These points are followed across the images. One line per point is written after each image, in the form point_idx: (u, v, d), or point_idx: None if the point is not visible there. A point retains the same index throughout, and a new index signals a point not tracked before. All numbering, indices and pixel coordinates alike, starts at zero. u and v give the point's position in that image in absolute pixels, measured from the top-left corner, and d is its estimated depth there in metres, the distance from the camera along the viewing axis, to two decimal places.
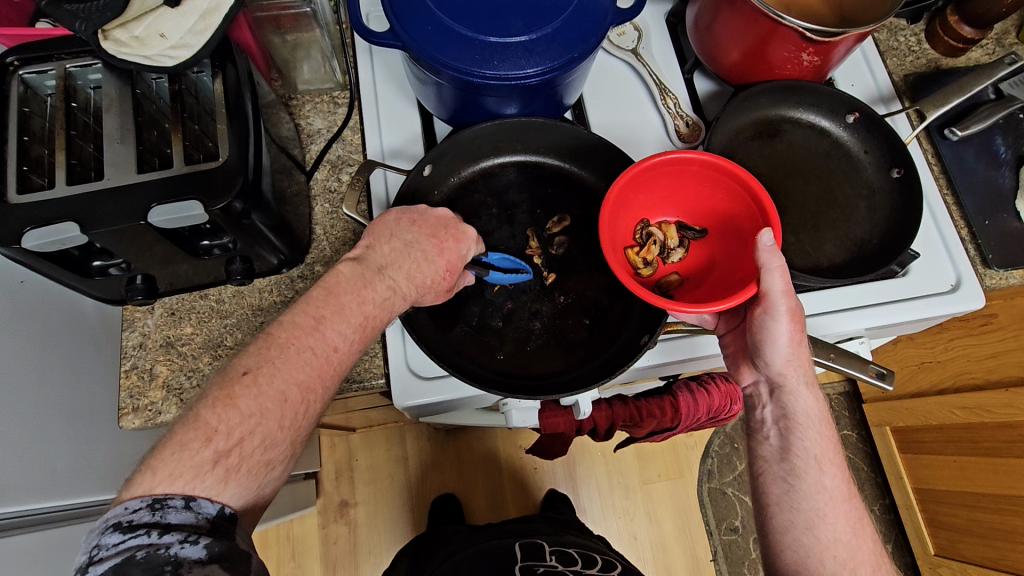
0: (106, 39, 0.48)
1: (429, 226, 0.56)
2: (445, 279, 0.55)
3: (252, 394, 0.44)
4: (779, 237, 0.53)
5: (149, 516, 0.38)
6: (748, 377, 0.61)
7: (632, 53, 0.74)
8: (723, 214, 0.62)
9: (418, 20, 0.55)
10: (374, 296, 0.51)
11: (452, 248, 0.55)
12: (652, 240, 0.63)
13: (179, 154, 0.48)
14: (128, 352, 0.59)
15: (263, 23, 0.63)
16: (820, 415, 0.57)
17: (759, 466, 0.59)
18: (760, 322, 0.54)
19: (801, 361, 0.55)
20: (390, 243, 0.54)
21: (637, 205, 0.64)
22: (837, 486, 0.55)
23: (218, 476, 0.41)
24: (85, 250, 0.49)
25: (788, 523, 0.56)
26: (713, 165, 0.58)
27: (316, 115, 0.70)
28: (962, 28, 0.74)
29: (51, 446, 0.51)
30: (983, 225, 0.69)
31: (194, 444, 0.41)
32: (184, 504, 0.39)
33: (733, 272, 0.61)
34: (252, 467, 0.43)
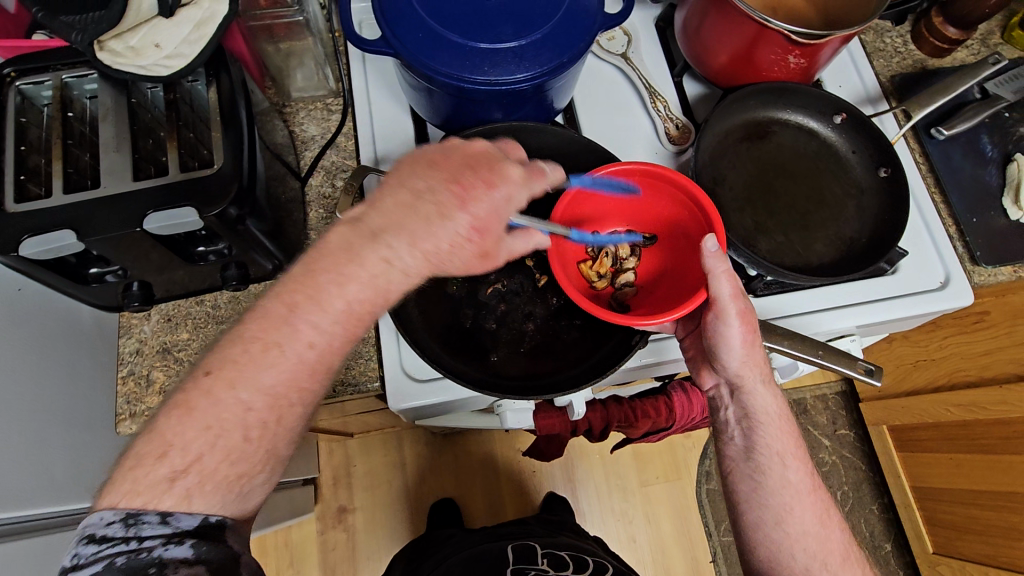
0: (102, 50, 0.48)
1: (453, 170, 0.47)
2: (472, 238, 0.46)
3: (209, 402, 0.41)
4: (722, 241, 0.54)
5: (123, 530, 0.37)
6: (709, 380, 0.61)
7: (622, 58, 0.75)
8: (669, 219, 0.63)
9: (410, 27, 0.56)
10: (364, 272, 0.44)
11: (479, 193, 0.46)
12: (604, 252, 0.64)
13: (174, 162, 0.49)
14: (124, 358, 0.61)
15: (257, 32, 0.65)
16: (779, 411, 0.57)
17: (726, 465, 0.59)
18: (712, 328, 0.55)
19: (756, 360, 0.56)
20: (397, 194, 0.46)
21: (585, 218, 0.64)
22: (802, 480, 0.56)
23: (178, 497, 0.38)
24: (82, 257, 0.50)
25: (758, 520, 0.56)
26: (652, 174, 0.59)
27: (311, 121, 0.71)
28: (946, 29, 0.75)
29: (49, 452, 0.51)
30: (971, 223, 0.70)
31: (151, 460, 0.39)
32: (160, 520, 0.38)
33: (686, 276, 0.62)
34: (221, 481, 0.40)
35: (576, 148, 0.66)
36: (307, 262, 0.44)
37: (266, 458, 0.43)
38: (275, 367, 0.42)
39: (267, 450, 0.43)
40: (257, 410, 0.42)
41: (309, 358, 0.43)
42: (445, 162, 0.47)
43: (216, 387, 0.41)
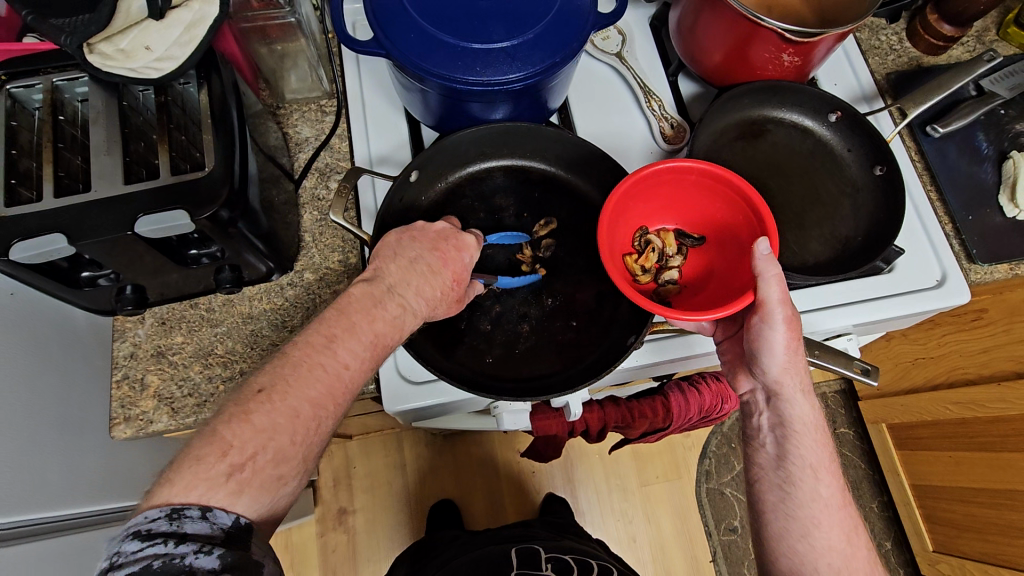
0: (92, 53, 0.48)
1: (429, 239, 0.55)
2: (454, 288, 0.55)
3: (268, 409, 0.43)
4: (775, 246, 0.54)
5: (167, 526, 0.36)
6: (745, 385, 0.61)
7: (616, 57, 0.75)
8: (721, 223, 0.63)
9: (402, 28, 0.55)
10: (385, 314, 0.50)
11: (455, 257, 0.55)
12: (651, 248, 0.64)
13: (166, 165, 0.49)
14: (120, 362, 0.60)
15: (250, 34, 0.64)
16: (816, 423, 0.57)
17: (755, 472, 0.59)
18: (757, 331, 0.55)
19: (797, 369, 0.55)
20: (395, 262, 0.53)
21: (636, 213, 0.64)
22: (832, 495, 0.55)
23: (231, 489, 0.39)
24: (73, 261, 0.50)
25: (783, 531, 0.56)
26: (711, 174, 0.59)
27: (304, 123, 0.70)
28: (941, 26, 0.75)
29: (41, 456, 0.51)
30: (967, 220, 0.70)
31: (211, 457, 0.40)
32: (201, 515, 0.37)
33: (730, 280, 0.61)
34: (266, 481, 0.41)
35: (568, 149, 0.65)
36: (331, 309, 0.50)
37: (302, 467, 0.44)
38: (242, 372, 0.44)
39: (303, 455, 0.44)
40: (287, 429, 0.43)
41: (346, 377, 0.47)
42: (421, 235, 0.56)
43: (271, 399, 0.43)
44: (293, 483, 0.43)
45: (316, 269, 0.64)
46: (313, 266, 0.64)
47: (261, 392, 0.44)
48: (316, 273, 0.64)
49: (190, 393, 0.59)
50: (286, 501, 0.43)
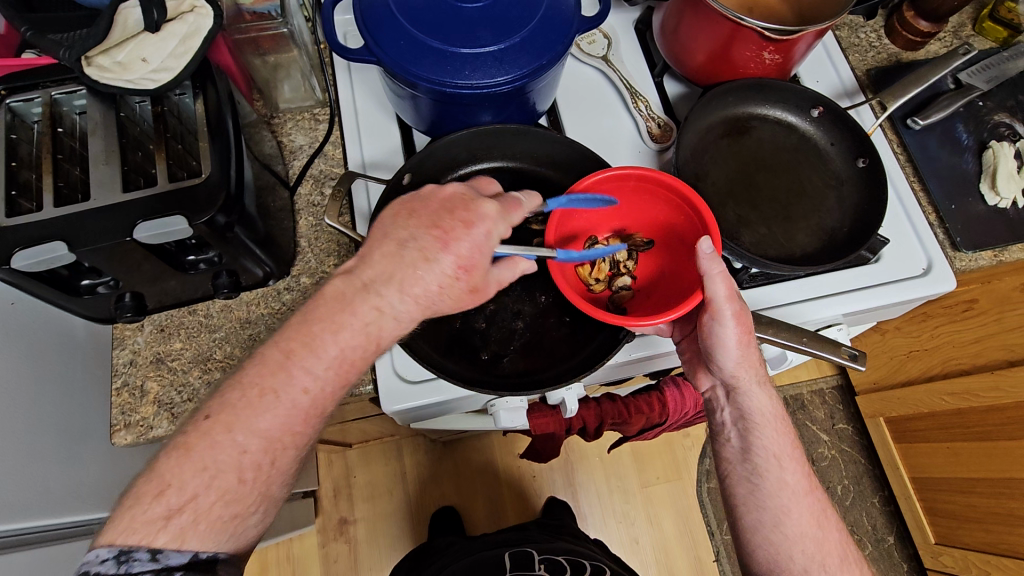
0: (90, 65, 0.50)
1: (431, 216, 0.51)
2: (456, 276, 0.51)
3: (207, 444, 0.44)
4: (717, 245, 0.55)
5: (115, 567, 0.40)
6: (705, 382, 0.62)
7: (603, 60, 0.76)
8: (666, 223, 0.64)
9: (391, 35, 0.57)
10: (357, 319, 0.49)
11: (457, 235, 0.51)
12: (601, 257, 0.64)
13: (163, 172, 0.50)
14: (118, 369, 0.60)
15: (243, 46, 0.66)
16: (775, 412, 0.58)
17: (723, 467, 0.60)
18: (709, 329, 0.55)
19: (751, 362, 0.56)
20: (383, 245, 0.51)
21: (582, 223, 0.65)
22: (798, 481, 0.57)
23: (172, 534, 0.41)
24: (74, 269, 0.51)
25: (756, 523, 0.57)
26: (647, 179, 0.60)
27: (298, 132, 0.72)
28: (918, 23, 0.77)
29: (42, 466, 0.51)
30: (950, 210, 0.72)
31: (148, 499, 0.42)
32: (150, 556, 0.40)
33: (682, 280, 0.62)
34: (215, 519, 0.43)
35: (556, 148, 0.67)
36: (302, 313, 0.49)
37: (261, 497, 0.45)
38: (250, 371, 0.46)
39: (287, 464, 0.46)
40: (251, 452, 0.45)
41: (303, 403, 0.47)
42: (422, 211, 0.52)
43: (214, 429, 0.44)
44: (253, 516, 0.45)
45: (312, 273, 0.65)
46: (309, 271, 0.65)
47: (208, 420, 0.45)
48: (312, 277, 0.65)
49: (189, 398, 0.60)
50: (251, 530, 0.45)
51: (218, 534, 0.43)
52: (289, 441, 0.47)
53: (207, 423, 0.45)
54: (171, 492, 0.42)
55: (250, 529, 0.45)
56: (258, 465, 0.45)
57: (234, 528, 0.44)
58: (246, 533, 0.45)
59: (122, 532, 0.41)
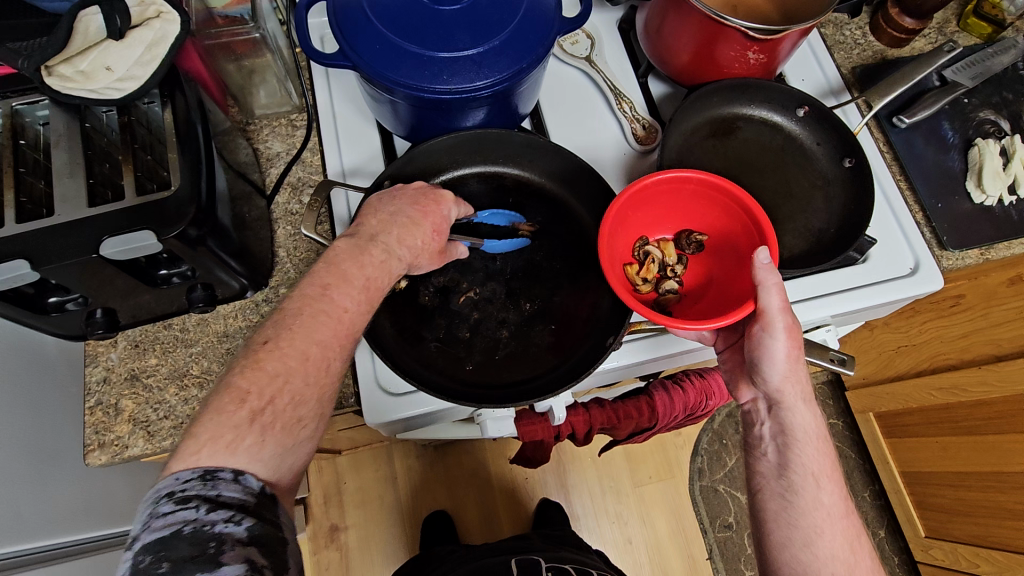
0: (50, 75, 0.47)
1: (410, 196, 0.55)
2: (435, 241, 0.55)
3: (278, 354, 0.44)
4: (773, 257, 0.55)
5: (201, 488, 0.36)
6: (745, 395, 0.62)
7: (586, 61, 0.75)
8: (721, 231, 0.64)
9: (367, 39, 0.55)
10: (372, 259, 0.51)
11: (435, 211, 0.55)
12: (651, 258, 0.64)
13: (131, 186, 0.48)
14: (92, 387, 0.59)
15: (215, 51, 0.64)
16: (817, 431, 0.57)
17: (757, 481, 0.59)
18: (758, 339, 0.55)
19: (798, 377, 0.56)
20: (376, 215, 0.53)
21: (636, 222, 0.65)
22: (834, 502, 0.56)
23: (256, 436, 0.40)
24: (40, 287, 0.49)
25: (786, 540, 0.56)
26: (709, 184, 0.60)
27: (275, 138, 0.70)
28: (903, 19, 0.77)
29: (13, 490, 0.50)
30: (937, 208, 0.71)
31: (231, 407, 0.41)
32: (234, 477, 0.38)
33: (730, 289, 0.62)
34: (287, 425, 0.42)
35: (538, 152, 0.65)
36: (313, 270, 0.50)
37: (320, 410, 0.45)
38: None
39: None
40: (315, 360, 0.45)
41: (346, 322, 0.47)
42: (403, 192, 0.56)
43: (276, 344, 0.44)
44: (312, 427, 0.44)
45: (291, 284, 0.63)
46: (287, 281, 0.63)
47: (268, 342, 0.44)
48: (290, 287, 0.63)
49: (166, 416, 0.58)
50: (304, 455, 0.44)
51: (284, 448, 0.42)
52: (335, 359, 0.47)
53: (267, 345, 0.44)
54: (253, 397, 0.41)
55: (305, 453, 0.44)
56: (319, 369, 0.45)
57: (300, 440, 0.43)
58: (304, 453, 0.44)
59: (206, 441, 0.39)
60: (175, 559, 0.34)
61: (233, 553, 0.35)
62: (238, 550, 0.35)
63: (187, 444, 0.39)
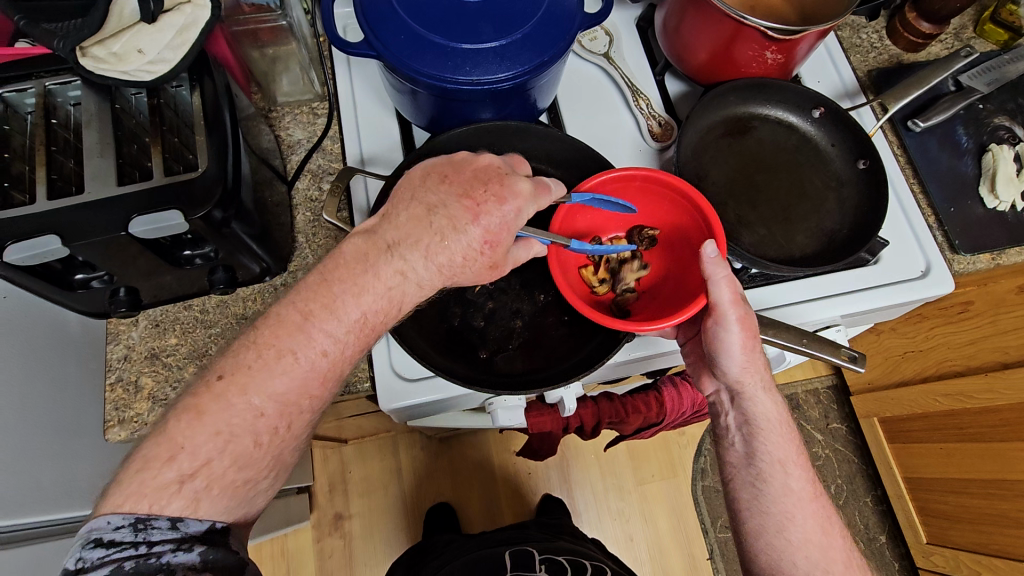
0: (84, 56, 0.49)
1: (464, 183, 0.52)
2: (483, 253, 0.51)
3: (218, 407, 0.45)
4: (722, 248, 0.56)
5: (132, 535, 0.40)
6: (709, 386, 0.62)
7: (604, 58, 0.76)
8: (672, 225, 0.65)
9: (391, 30, 0.56)
10: (376, 287, 0.49)
11: (490, 209, 0.50)
12: (604, 258, 0.65)
13: (159, 166, 0.49)
14: (112, 365, 0.59)
15: (242, 37, 0.65)
16: (779, 418, 0.58)
17: (727, 471, 0.60)
18: (712, 333, 0.55)
19: (756, 366, 0.56)
20: (411, 208, 0.51)
21: (585, 224, 0.65)
22: (803, 487, 0.57)
23: (186, 498, 0.42)
24: (67, 263, 0.50)
25: (760, 527, 0.57)
26: (654, 180, 0.61)
27: (297, 126, 0.71)
28: (920, 24, 0.77)
29: (34, 461, 0.51)
30: (949, 212, 0.72)
31: (158, 463, 0.43)
32: (170, 525, 0.41)
33: (683, 282, 0.63)
34: (226, 485, 0.44)
35: (559, 147, 0.67)
36: (320, 271, 0.50)
37: (271, 463, 0.47)
38: (284, 375, 0.46)
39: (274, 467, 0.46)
40: (268, 415, 0.46)
41: (321, 365, 0.48)
42: (456, 175, 0.52)
43: (229, 391, 0.45)
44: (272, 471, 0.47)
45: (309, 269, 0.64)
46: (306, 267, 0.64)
47: (223, 378, 0.46)
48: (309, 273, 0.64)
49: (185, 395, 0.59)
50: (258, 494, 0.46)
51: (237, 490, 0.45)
52: (304, 404, 0.48)
53: (219, 384, 0.46)
54: (182, 457, 0.43)
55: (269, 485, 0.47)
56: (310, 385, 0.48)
57: (249, 494, 0.46)
58: (254, 501, 0.47)
59: (131, 495, 0.41)
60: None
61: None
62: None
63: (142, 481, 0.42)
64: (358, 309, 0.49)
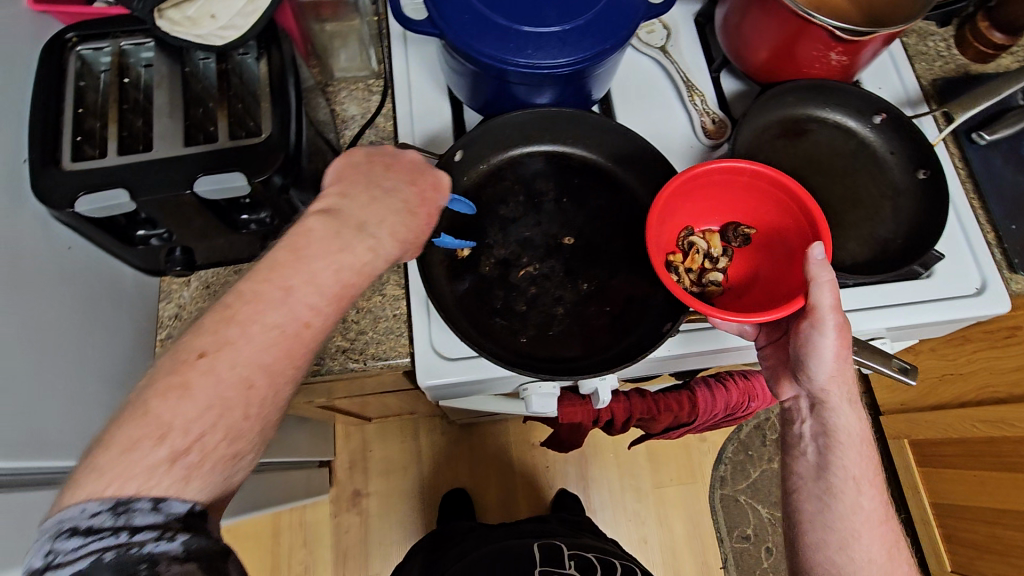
0: (162, 18, 0.50)
1: (405, 173, 0.53)
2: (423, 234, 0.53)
3: (201, 373, 0.40)
4: (830, 252, 0.54)
5: (112, 521, 0.35)
6: (788, 392, 0.61)
7: (660, 51, 0.75)
8: (771, 226, 0.63)
9: (455, 9, 0.57)
10: (351, 257, 0.47)
11: (433, 196, 0.53)
12: (696, 249, 0.64)
13: (224, 130, 0.51)
14: (163, 322, 0.63)
15: (306, 10, 0.66)
16: (861, 435, 0.57)
17: (793, 481, 0.59)
18: (805, 336, 0.54)
19: (845, 378, 0.55)
20: (367, 190, 0.50)
21: (682, 211, 0.65)
22: (874, 508, 0.56)
23: (178, 475, 0.37)
24: (131, 218, 0.51)
25: (821, 542, 0.57)
26: (764, 176, 0.60)
27: (352, 101, 0.72)
28: (992, 34, 0.75)
29: (89, 409, 0.52)
30: (1010, 229, 0.69)
31: (147, 442, 0.37)
32: (152, 507, 0.36)
33: (776, 284, 0.61)
34: (219, 459, 0.40)
35: (610, 137, 0.66)
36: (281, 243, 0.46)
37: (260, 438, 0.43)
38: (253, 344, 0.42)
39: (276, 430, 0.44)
40: (257, 387, 0.42)
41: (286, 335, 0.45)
42: (396, 168, 0.53)
43: (215, 367, 0.40)
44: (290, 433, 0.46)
45: None
46: None
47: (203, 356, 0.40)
48: None
49: None
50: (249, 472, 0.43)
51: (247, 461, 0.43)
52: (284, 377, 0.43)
53: (202, 361, 0.40)
54: (174, 435, 0.38)
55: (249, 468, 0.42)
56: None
57: (233, 470, 0.41)
58: (237, 482, 0.42)
59: (114, 479, 0.36)
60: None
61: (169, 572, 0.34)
62: (174, 570, 0.34)
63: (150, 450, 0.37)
64: (337, 277, 0.46)
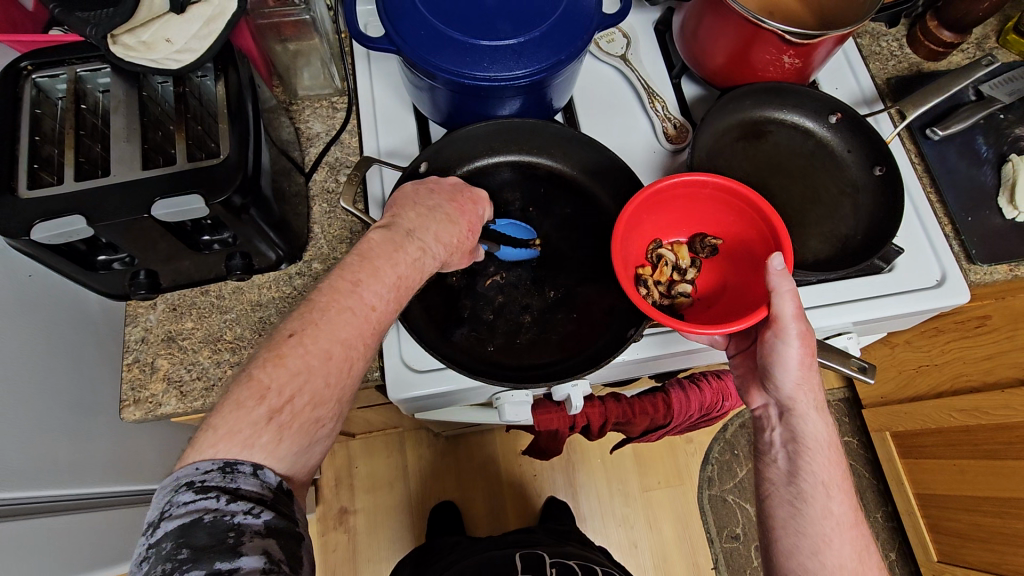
0: (115, 44, 0.51)
1: (446, 192, 0.58)
2: (468, 240, 0.57)
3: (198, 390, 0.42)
4: (790, 262, 0.55)
5: (220, 480, 0.38)
6: (757, 400, 0.62)
7: (621, 59, 0.76)
8: (735, 236, 0.64)
9: (412, 25, 0.57)
10: (406, 257, 0.52)
11: (471, 209, 0.58)
12: (664, 261, 0.65)
13: (182, 152, 0.51)
14: (130, 346, 0.62)
15: (265, 31, 0.66)
16: (828, 440, 0.57)
17: (765, 487, 0.59)
18: (770, 346, 0.55)
19: (811, 386, 0.56)
20: (413, 208, 0.55)
21: (649, 224, 0.66)
22: (844, 513, 0.55)
23: (273, 433, 0.42)
24: (91, 244, 0.52)
25: (792, 548, 0.56)
26: (725, 189, 0.61)
27: (316, 119, 0.73)
28: (941, 32, 0.77)
29: (56, 437, 0.52)
30: (967, 221, 0.71)
31: (250, 402, 0.42)
32: (252, 471, 0.40)
33: (744, 293, 0.63)
34: (304, 424, 0.44)
35: (571, 142, 0.67)
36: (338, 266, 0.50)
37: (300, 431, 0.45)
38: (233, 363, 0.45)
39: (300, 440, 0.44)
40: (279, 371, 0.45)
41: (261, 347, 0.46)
42: (439, 188, 0.58)
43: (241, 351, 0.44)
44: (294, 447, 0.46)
45: (324, 259, 0.65)
46: (321, 257, 0.66)
47: (292, 336, 0.46)
48: (323, 262, 0.65)
49: (199, 377, 0.61)
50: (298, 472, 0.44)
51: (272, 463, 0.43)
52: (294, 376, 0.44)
53: (292, 339, 0.46)
54: (272, 395, 0.43)
55: (320, 450, 0.45)
56: (341, 370, 0.46)
57: (315, 438, 0.44)
58: (320, 450, 0.45)
59: (224, 435, 0.40)
60: (196, 547, 0.36)
61: (252, 545, 0.37)
62: (256, 542, 0.37)
63: (204, 436, 0.40)
64: (395, 274, 0.51)
